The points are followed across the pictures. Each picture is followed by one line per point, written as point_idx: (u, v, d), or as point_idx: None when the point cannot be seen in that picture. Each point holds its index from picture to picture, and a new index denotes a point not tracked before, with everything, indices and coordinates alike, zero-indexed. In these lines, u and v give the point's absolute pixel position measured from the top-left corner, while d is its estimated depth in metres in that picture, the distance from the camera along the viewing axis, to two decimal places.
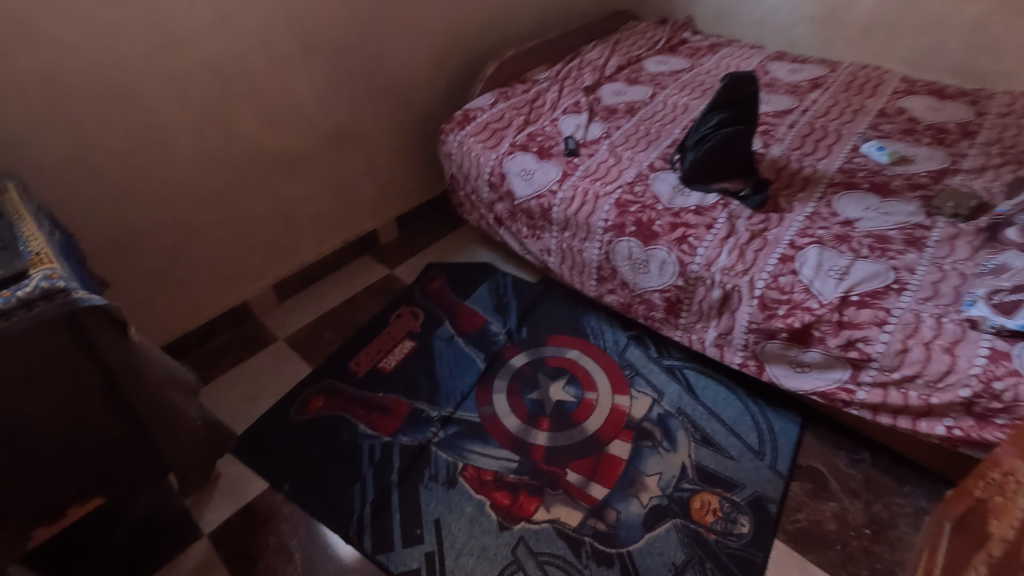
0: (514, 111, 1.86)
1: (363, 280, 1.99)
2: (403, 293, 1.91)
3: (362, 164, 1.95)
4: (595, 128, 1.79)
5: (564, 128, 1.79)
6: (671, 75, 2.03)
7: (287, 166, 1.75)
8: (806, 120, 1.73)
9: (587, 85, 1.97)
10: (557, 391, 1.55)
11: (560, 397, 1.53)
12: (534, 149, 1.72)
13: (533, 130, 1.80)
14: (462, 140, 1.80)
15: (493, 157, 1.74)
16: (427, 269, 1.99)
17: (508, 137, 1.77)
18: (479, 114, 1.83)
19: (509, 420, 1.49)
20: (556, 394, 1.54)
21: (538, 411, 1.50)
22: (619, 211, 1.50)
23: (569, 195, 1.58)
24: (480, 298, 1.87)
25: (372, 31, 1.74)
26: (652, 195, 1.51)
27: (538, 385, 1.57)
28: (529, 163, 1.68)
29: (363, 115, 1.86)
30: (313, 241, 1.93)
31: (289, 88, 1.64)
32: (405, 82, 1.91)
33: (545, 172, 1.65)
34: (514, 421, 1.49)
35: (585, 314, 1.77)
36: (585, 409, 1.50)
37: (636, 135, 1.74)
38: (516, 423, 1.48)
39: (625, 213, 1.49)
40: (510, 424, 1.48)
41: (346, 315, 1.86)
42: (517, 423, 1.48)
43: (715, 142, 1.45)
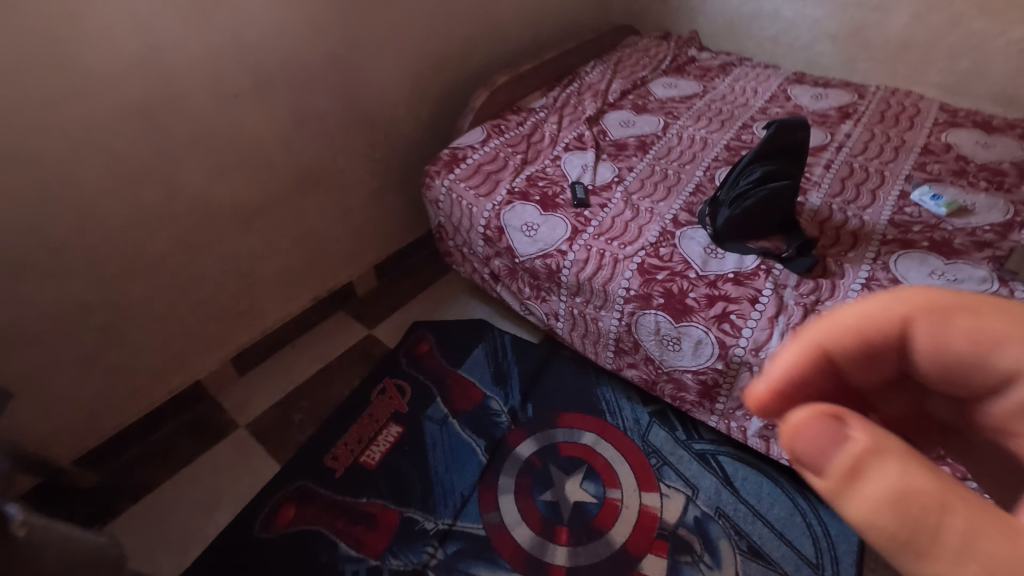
0: (510, 149, 1.61)
1: (339, 343, 1.72)
2: (387, 359, 1.65)
3: (336, 210, 1.65)
4: (604, 170, 1.55)
5: (569, 171, 1.55)
6: (682, 101, 1.81)
7: (243, 222, 1.44)
8: (843, 159, 1.52)
9: (589, 115, 1.73)
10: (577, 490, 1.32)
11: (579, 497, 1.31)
12: (537, 199, 1.48)
13: (533, 174, 1.55)
14: (453, 185, 1.54)
15: (489, 207, 1.49)
16: (413, 328, 1.72)
17: (505, 183, 1.53)
18: (469, 154, 1.58)
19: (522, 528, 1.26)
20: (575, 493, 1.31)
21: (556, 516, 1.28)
22: (645, 277, 1.26)
23: (584, 255, 1.34)
24: (475, 365, 1.62)
25: (341, 58, 1.46)
26: (681, 259, 1.28)
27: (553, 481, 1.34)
28: (532, 215, 1.44)
29: (336, 153, 1.57)
30: (279, 301, 1.64)
31: (242, 132, 1.34)
32: (381, 114, 1.63)
33: (553, 227, 1.41)
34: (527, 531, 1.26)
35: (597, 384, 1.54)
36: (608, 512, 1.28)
37: (652, 179, 1.51)
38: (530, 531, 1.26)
39: (653, 281, 1.25)
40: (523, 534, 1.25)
41: (319, 391, 1.58)
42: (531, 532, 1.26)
43: (757, 200, 1.23)
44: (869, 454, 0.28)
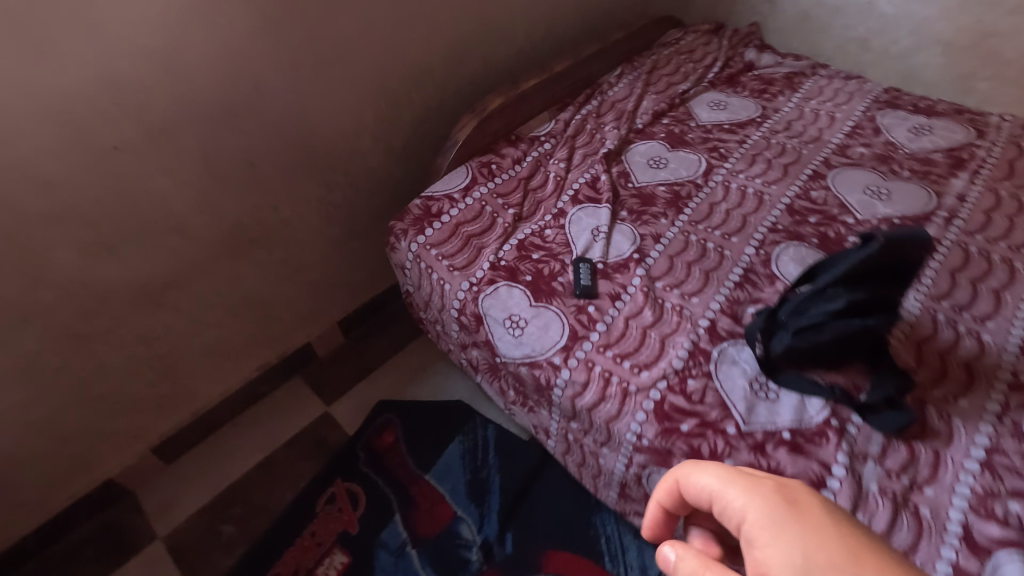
0: (500, 201, 1.24)
1: (290, 423, 1.42)
2: (343, 453, 1.35)
3: (282, 267, 1.32)
4: (621, 239, 1.17)
5: (574, 237, 1.18)
6: (733, 129, 1.38)
7: (153, 297, 1.13)
8: (955, 237, 1.10)
9: (608, 150, 1.33)
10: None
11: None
12: (529, 280, 1.11)
13: (526, 239, 1.18)
14: (421, 251, 1.18)
15: (466, 286, 1.14)
16: (378, 411, 1.41)
17: (489, 252, 1.16)
18: (445, 208, 1.22)
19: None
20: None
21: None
22: (662, 425, 0.91)
23: (583, 374, 0.98)
24: (448, 470, 1.31)
25: (272, 83, 1.09)
26: (716, 400, 0.91)
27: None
28: (519, 306, 1.08)
29: (275, 200, 1.22)
30: (212, 377, 1.34)
31: (135, 193, 1.01)
32: (337, 147, 1.27)
33: (546, 329, 1.05)
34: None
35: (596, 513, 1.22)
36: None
37: (685, 256, 1.12)
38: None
39: (674, 432, 0.89)
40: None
41: (258, 492, 1.30)
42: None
43: (833, 335, 0.84)
44: (676, 562, 0.45)
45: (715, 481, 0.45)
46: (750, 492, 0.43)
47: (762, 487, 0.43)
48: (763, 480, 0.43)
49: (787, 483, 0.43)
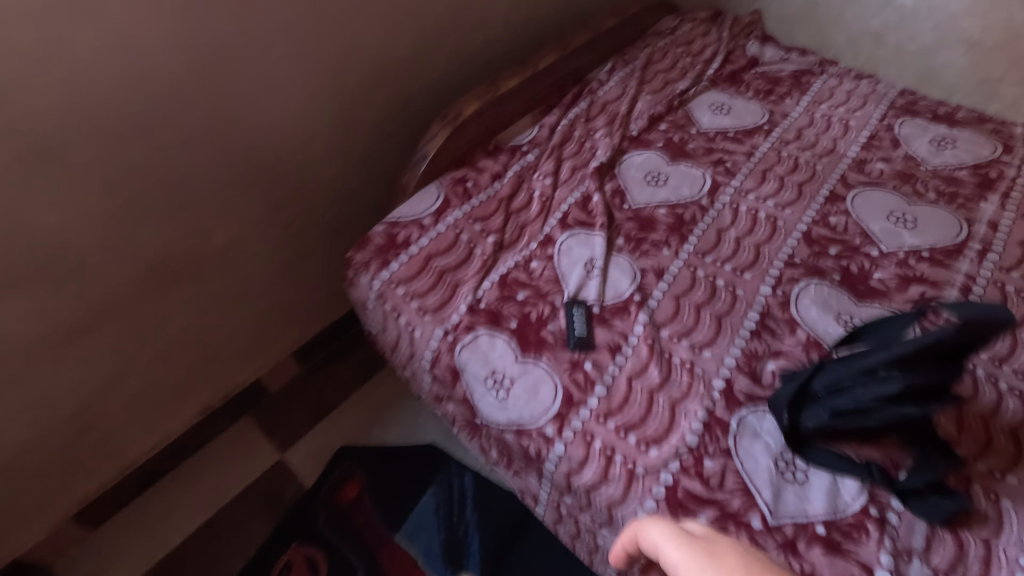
0: (477, 226, 1.06)
1: (238, 475, 1.24)
2: (299, 511, 1.18)
3: (222, 302, 1.12)
4: (619, 274, 1.01)
5: (565, 272, 1.01)
6: (739, 137, 1.22)
7: (54, 351, 0.92)
8: (991, 273, 0.98)
9: (601, 162, 1.16)
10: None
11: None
12: (513, 327, 0.95)
13: (509, 274, 1.01)
14: (385, 290, 1.00)
15: (438, 334, 0.96)
16: (339, 460, 1.25)
17: (466, 292, 0.99)
18: (413, 237, 1.04)
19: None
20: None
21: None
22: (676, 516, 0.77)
23: (581, 450, 0.84)
24: (421, 528, 1.16)
25: (191, 88, 0.87)
26: (738, 485, 0.78)
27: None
28: (504, 362, 0.92)
29: (207, 228, 1.01)
30: (141, 430, 1.14)
31: (15, 230, 0.79)
32: (282, 161, 1.05)
33: (536, 391, 0.89)
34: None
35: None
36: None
37: (693, 297, 0.97)
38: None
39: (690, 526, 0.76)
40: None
41: (201, 562, 1.13)
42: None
43: (884, 420, 0.70)
44: None
45: (662, 539, 0.44)
46: (682, 549, 0.42)
47: (692, 543, 0.42)
48: (703, 538, 0.42)
49: (727, 540, 0.41)
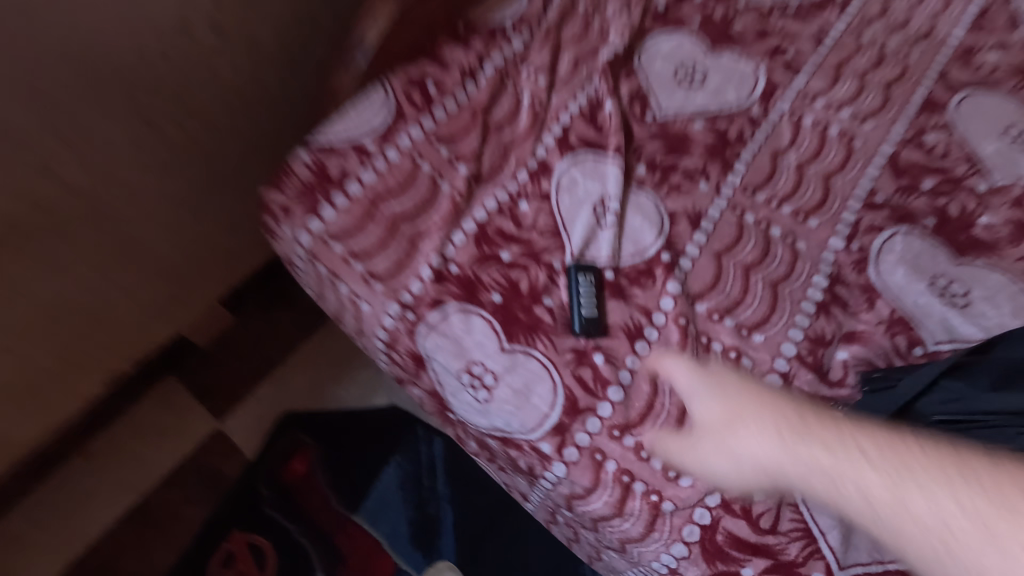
0: (442, 152, 0.76)
1: (170, 450, 1.04)
2: (240, 491, 1.00)
3: (104, 257, 0.82)
4: (640, 221, 0.74)
5: (568, 220, 0.74)
6: (805, 10, 0.88)
7: None
8: None
9: (615, 52, 0.82)
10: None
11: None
12: (497, 302, 0.70)
13: (489, 224, 0.74)
14: (316, 247, 0.72)
15: (394, 310, 0.71)
16: (284, 428, 1.05)
17: (429, 250, 0.72)
18: (352, 169, 0.73)
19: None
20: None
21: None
22: (716, 563, 0.60)
23: (590, 476, 0.63)
24: (390, 508, 0.99)
25: None
26: (797, 527, 0.59)
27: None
28: (484, 352, 0.68)
29: (47, 156, 0.69)
30: (32, 421, 0.88)
31: None
32: (145, 52, 0.73)
33: (528, 394, 0.66)
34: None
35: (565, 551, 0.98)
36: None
37: (739, 255, 0.72)
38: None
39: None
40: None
41: (131, 555, 0.96)
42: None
43: None
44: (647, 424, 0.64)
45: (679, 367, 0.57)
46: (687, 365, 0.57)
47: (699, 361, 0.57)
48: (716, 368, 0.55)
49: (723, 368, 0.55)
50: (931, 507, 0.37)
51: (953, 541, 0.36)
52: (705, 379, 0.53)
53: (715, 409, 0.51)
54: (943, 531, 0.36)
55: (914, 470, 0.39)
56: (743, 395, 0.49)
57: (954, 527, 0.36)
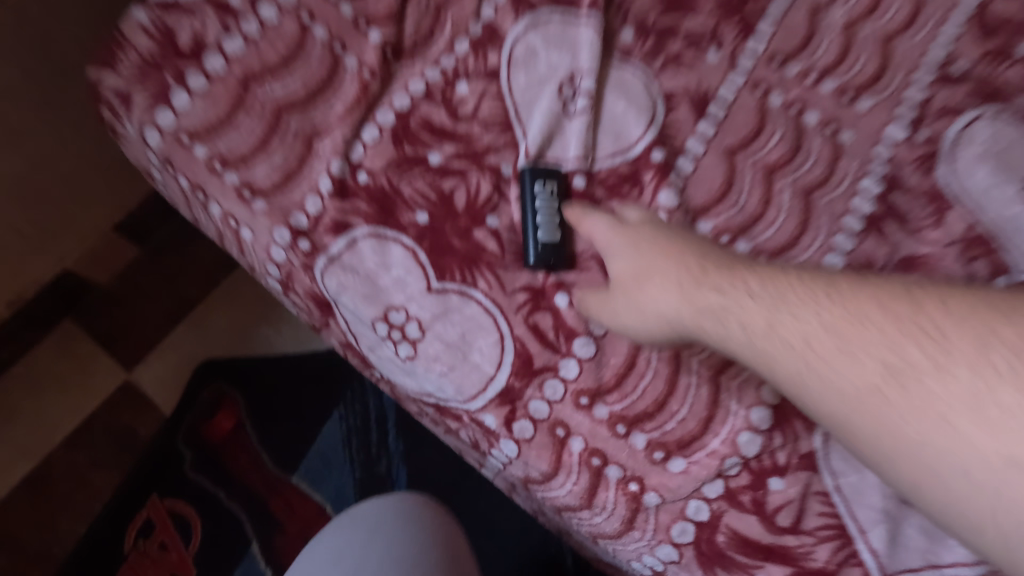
0: (344, 11, 0.53)
1: (71, 407, 0.88)
2: (153, 453, 0.85)
3: None
4: (623, 106, 0.53)
5: (523, 106, 0.53)
6: None
7: None
8: None
9: None
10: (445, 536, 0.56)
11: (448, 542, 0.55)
12: (424, 225, 0.50)
13: (413, 115, 0.53)
14: (170, 151, 0.52)
15: (283, 238, 0.51)
16: (205, 379, 0.89)
17: (328, 153, 0.52)
18: (212, 36, 0.51)
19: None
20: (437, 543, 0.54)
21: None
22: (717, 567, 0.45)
23: (549, 457, 0.47)
24: (333, 468, 0.85)
25: None
26: (829, 525, 0.43)
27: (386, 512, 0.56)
28: (406, 293, 0.50)
29: None
30: None
31: None
32: None
33: (466, 349, 0.49)
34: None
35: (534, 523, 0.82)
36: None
37: (759, 153, 0.52)
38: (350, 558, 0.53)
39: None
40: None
41: (32, 529, 0.82)
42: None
43: None
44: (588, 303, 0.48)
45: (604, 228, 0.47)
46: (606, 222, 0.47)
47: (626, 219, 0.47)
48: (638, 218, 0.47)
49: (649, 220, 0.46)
50: (800, 328, 0.36)
51: (815, 357, 0.35)
52: (625, 233, 0.45)
53: (618, 265, 0.45)
54: (805, 349, 0.35)
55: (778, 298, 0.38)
56: (652, 242, 0.44)
57: (815, 345, 0.35)
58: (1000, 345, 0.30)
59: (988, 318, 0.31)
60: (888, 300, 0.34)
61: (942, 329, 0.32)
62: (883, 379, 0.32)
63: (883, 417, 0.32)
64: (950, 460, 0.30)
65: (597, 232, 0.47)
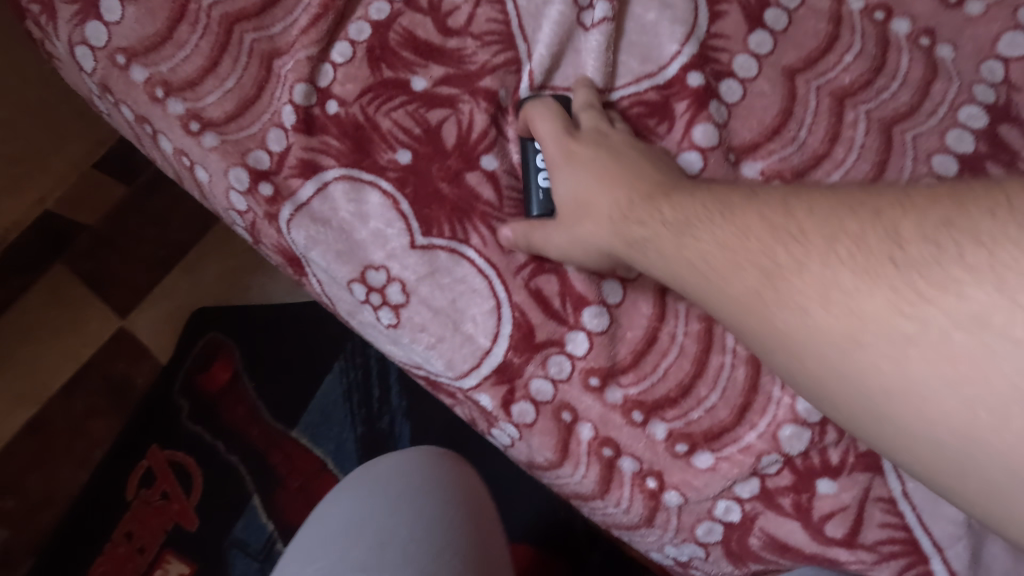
0: None
1: (66, 353, 0.85)
2: (151, 402, 0.83)
3: None
4: (654, 13, 0.42)
5: (529, 16, 0.43)
6: None
7: None
8: None
9: None
10: (465, 481, 0.46)
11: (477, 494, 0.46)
12: (406, 165, 0.42)
13: (393, 28, 0.43)
14: (106, 74, 0.43)
15: (242, 181, 0.43)
16: (200, 327, 0.85)
17: (290, 77, 0.43)
18: None
19: (338, 543, 0.41)
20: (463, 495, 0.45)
21: (444, 549, 0.40)
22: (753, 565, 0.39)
23: (554, 444, 0.40)
24: (335, 423, 0.81)
25: None
26: (893, 540, 0.36)
27: (402, 462, 0.47)
28: (386, 248, 0.42)
29: None
30: None
31: None
32: None
33: (456, 317, 0.41)
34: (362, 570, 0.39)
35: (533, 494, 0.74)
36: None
37: (829, 75, 0.41)
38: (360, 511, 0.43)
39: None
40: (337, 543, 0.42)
41: (33, 475, 0.81)
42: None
43: None
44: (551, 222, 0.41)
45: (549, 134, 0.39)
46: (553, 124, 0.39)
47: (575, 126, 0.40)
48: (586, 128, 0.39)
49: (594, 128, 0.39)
50: (698, 242, 0.31)
51: (713, 274, 0.30)
52: (562, 142, 0.38)
53: (561, 186, 0.38)
54: (703, 262, 0.30)
55: (652, 208, 0.34)
56: (581, 159, 0.38)
57: (711, 259, 0.30)
58: (858, 233, 0.26)
59: (863, 215, 0.27)
60: (768, 207, 0.30)
61: (809, 228, 0.28)
62: (761, 284, 0.28)
63: (765, 326, 0.28)
64: (869, 374, 0.25)
65: (537, 126, 0.39)
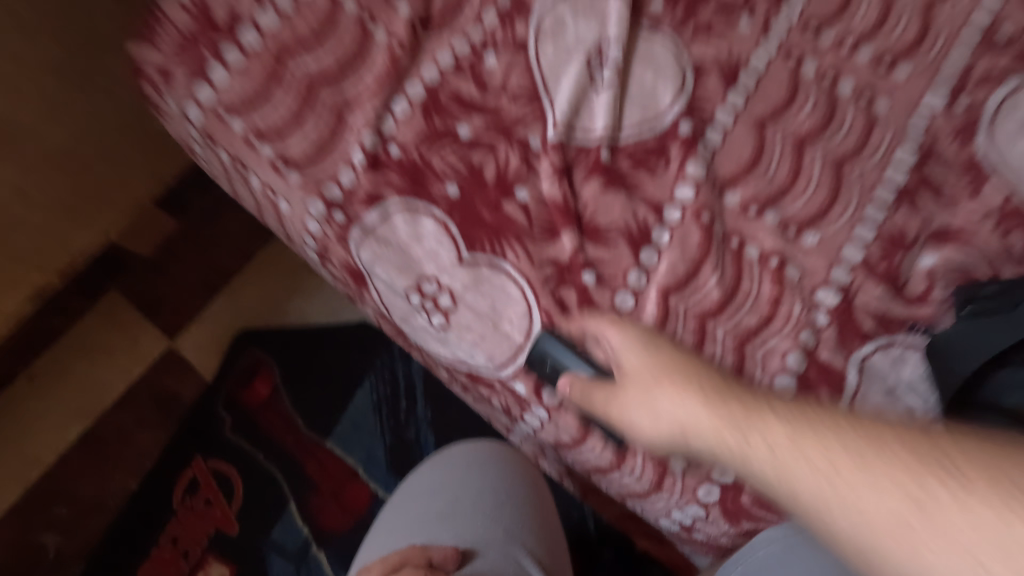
0: None
1: (119, 371, 0.93)
2: (196, 416, 0.91)
3: None
4: (651, 76, 0.53)
5: (551, 77, 0.53)
6: None
7: None
8: None
9: None
10: (512, 453, 0.60)
11: (531, 483, 0.58)
12: (454, 196, 0.52)
13: (443, 88, 0.54)
14: (210, 124, 0.53)
15: (318, 210, 0.53)
16: (243, 347, 0.94)
17: (359, 126, 0.53)
18: (248, 11, 0.52)
19: (420, 501, 0.55)
20: (519, 480, 0.58)
21: (500, 502, 0.55)
22: (746, 524, 0.48)
23: (577, 422, 0.49)
24: (365, 433, 0.89)
25: None
26: None
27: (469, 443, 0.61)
28: (438, 264, 0.51)
29: None
30: None
31: None
32: None
33: (495, 319, 0.50)
34: (439, 519, 0.53)
35: (557, 488, 0.81)
36: (448, 549, 0.49)
37: (791, 123, 0.51)
38: (440, 477, 0.56)
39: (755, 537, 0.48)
40: (422, 497, 0.56)
41: (85, 483, 0.88)
42: (460, 528, 0.52)
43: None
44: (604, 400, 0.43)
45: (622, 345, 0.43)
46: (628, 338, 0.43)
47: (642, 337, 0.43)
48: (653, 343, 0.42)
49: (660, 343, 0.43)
50: (826, 452, 0.33)
51: (842, 481, 0.32)
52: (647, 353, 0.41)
53: (648, 383, 0.40)
54: (829, 470, 0.32)
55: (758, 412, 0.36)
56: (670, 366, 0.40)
57: (839, 468, 0.32)
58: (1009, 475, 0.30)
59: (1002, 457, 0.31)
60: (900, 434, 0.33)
61: (956, 458, 0.31)
62: (903, 504, 0.30)
63: (898, 541, 0.30)
64: None
65: (620, 336, 0.43)
